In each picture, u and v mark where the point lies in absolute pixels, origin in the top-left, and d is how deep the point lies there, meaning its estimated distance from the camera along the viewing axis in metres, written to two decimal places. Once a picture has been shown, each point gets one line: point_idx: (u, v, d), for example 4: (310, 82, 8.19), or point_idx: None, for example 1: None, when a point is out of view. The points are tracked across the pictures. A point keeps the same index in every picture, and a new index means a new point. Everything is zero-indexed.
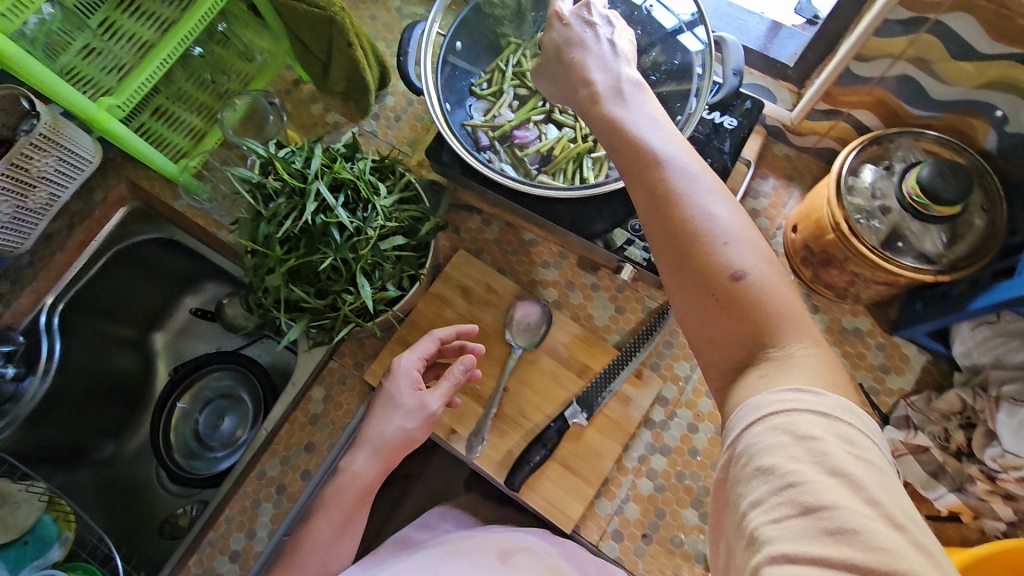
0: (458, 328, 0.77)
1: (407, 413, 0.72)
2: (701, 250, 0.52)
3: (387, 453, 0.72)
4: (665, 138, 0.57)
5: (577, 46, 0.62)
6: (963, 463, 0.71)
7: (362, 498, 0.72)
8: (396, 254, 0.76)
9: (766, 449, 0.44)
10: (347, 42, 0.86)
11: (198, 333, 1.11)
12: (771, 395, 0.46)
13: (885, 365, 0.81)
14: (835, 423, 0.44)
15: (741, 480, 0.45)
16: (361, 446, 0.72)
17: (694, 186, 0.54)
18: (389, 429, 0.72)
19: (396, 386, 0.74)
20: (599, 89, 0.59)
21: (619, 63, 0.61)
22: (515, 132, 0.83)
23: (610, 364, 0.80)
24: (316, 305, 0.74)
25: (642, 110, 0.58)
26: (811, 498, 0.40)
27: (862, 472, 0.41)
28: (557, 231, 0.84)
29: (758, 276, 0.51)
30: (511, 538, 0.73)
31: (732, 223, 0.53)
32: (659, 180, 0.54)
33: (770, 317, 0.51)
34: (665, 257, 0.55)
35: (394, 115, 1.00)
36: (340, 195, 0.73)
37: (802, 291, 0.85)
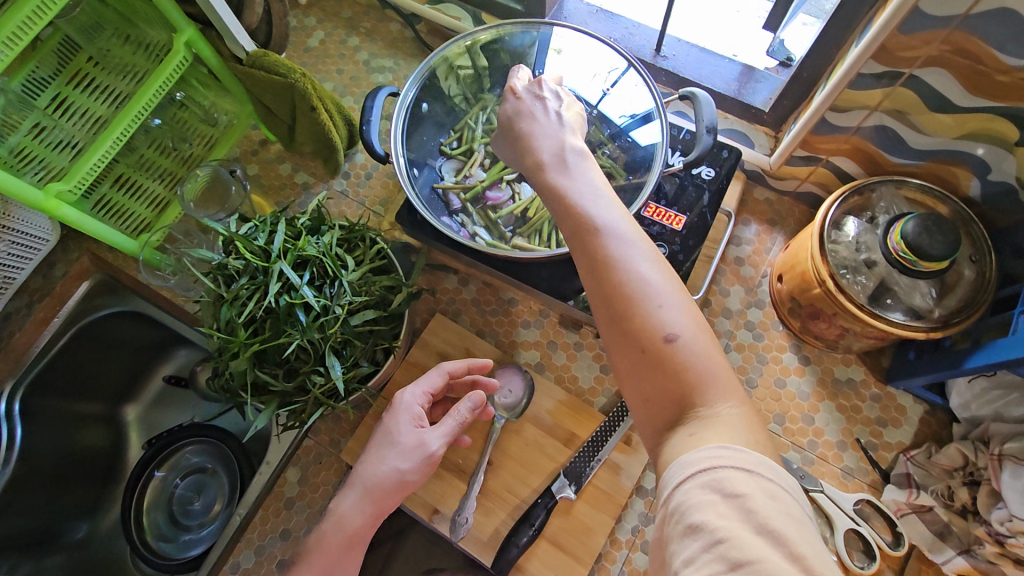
0: (469, 362, 0.72)
1: (404, 452, 0.64)
2: (633, 311, 0.48)
3: (379, 496, 0.63)
4: (605, 203, 0.53)
5: (526, 115, 0.60)
6: (969, 523, 0.68)
7: (349, 547, 0.61)
8: (368, 328, 0.73)
9: (694, 507, 0.39)
10: (311, 106, 0.84)
11: (171, 402, 1.05)
12: (698, 451, 0.42)
13: (882, 417, 0.78)
14: (760, 480, 0.40)
15: (672, 538, 0.40)
16: (352, 486, 0.64)
17: (630, 251, 0.50)
18: (382, 469, 0.63)
19: (396, 421, 0.66)
20: (543, 155, 0.56)
21: (563, 130, 0.58)
22: (487, 193, 0.80)
23: (597, 431, 0.76)
24: (284, 387, 0.70)
25: (583, 174, 0.55)
26: (740, 553, 0.36)
27: (789, 528, 0.37)
28: (535, 293, 0.81)
29: (692, 341, 0.47)
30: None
31: (666, 286, 0.49)
32: (595, 246, 0.50)
33: (700, 381, 0.46)
34: (601, 323, 0.50)
35: (364, 173, 0.97)
36: (305, 273, 0.70)
37: (792, 342, 0.82)
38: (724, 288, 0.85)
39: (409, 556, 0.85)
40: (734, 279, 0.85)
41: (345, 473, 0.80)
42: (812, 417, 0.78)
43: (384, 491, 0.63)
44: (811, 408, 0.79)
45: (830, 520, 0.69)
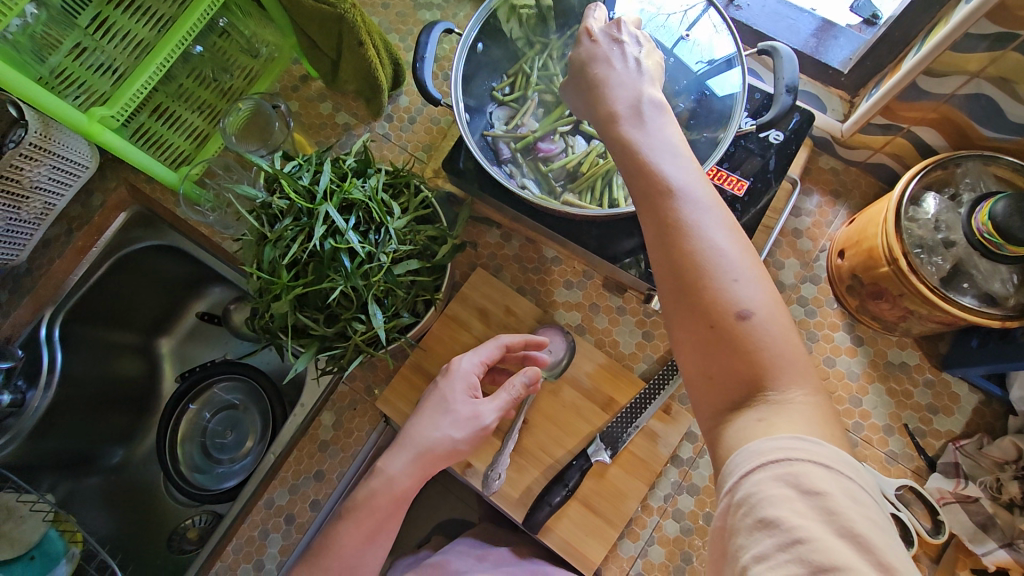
0: (526, 337, 0.72)
1: (458, 420, 0.65)
2: (704, 284, 0.45)
3: (429, 461, 0.64)
4: (681, 164, 0.50)
5: (601, 60, 0.55)
6: (1015, 517, 0.66)
7: (393, 506, 0.63)
8: (411, 278, 0.71)
9: (768, 501, 0.38)
10: (359, 41, 0.79)
11: (203, 338, 1.05)
12: (770, 441, 0.40)
13: (933, 405, 0.75)
14: (841, 478, 0.38)
15: (739, 531, 0.39)
16: (403, 447, 0.65)
17: (706, 219, 0.47)
18: (436, 435, 0.65)
19: (451, 387, 0.67)
20: (618, 106, 0.53)
21: (642, 79, 0.54)
22: (539, 144, 0.75)
23: (637, 397, 0.75)
24: (325, 333, 0.69)
25: (659, 130, 0.51)
26: (822, 557, 0.35)
27: (874, 532, 0.37)
28: (581, 253, 0.78)
29: (767, 320, 0.44)
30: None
31: (742, 260, 0.46)
32: (669, 210, 0.48)
33: (772, 363, 0.44)
34: (665, 293, 0.48)
35: (408, 117, 0.93)
36: (351, 217, 0.67)
37: (845, 321, 0.78)
38: (779, 260, 0.81)
39: (436, 506, 0.86)
40: (790, 251, 0.81)
41: (380, 421, 0.80)
42: (860, 399, 0.76)
43: (434, 456, 0.64)
44: (860, 389, 0.76)
45: None
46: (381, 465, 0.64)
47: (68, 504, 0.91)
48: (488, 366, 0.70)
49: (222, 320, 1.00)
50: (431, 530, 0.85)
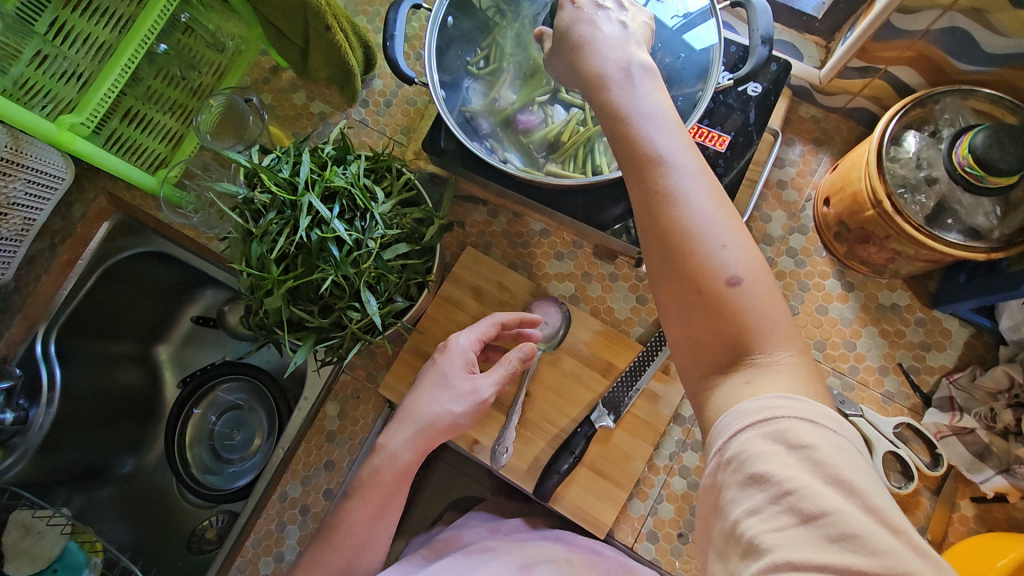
0: (521, 314, 0.72)
1: (457, 395, 0.66)
2: (691, 250, 0.46)
3: (430, 435, 0.65)
4: (667, 131, 0.50)
5: (586, 23, 0.54)
6: (1011, 444, 0.68)
7: (399, 482, 0.64)
8: (401, 262, 0.71)
9: (757, 457, 0.39)
10: (326, 26, 0.77)
11: (200, 341, 1.05)
12: (758, 401, 0.41)
13: (926, 342, 0.76)
14: (826, 430, 0.39)
15: (730, 487, 0.40)
16: (404, 423, 0.66)
17: (694, 186, 0.47)
18: (436, 410, 0.66)
19: (449, 362, 0.68)
20: (604, 72, 0.52)
21: (628, 43, 0.53)
22: (518, 116, 0.75)
23: (635, 360, 0.76)
24: (320, 324, 0.69)
25: (647, 96, 0.51)
26: (811, 505, 0.37)
27: (860, 478, 0.38)
28: (569, 223, 0.78)
29: (754, 286, 0.45)
30: (533, 550, 0.66)
31: (729, 225, 0.46)
32: (655, 178, 0.48)
33: (759, 329, 0.44)
34: (652, 260, 0.48)
35: (384, 100, 0.92)
36: (335, 206, 0.67)
37: (835, 268, 0.79)
38: (766, 214, 0.81)
39: (444, 484, 0.87)
40: (776, 203, 0.81)
41: (384, 407, 0.81)
42: (854, 343, 0.77)
43: (434, 432, 0.65)
44: (853, 333, 0.77)
45: (869, 444, 0.70)
46: (384, 445, 0.65)
47: (84, 516, 0.92)
48: (484, 342, 0.70)
49: (220, 323, 0.99)
50: (444, 507, 0.86)
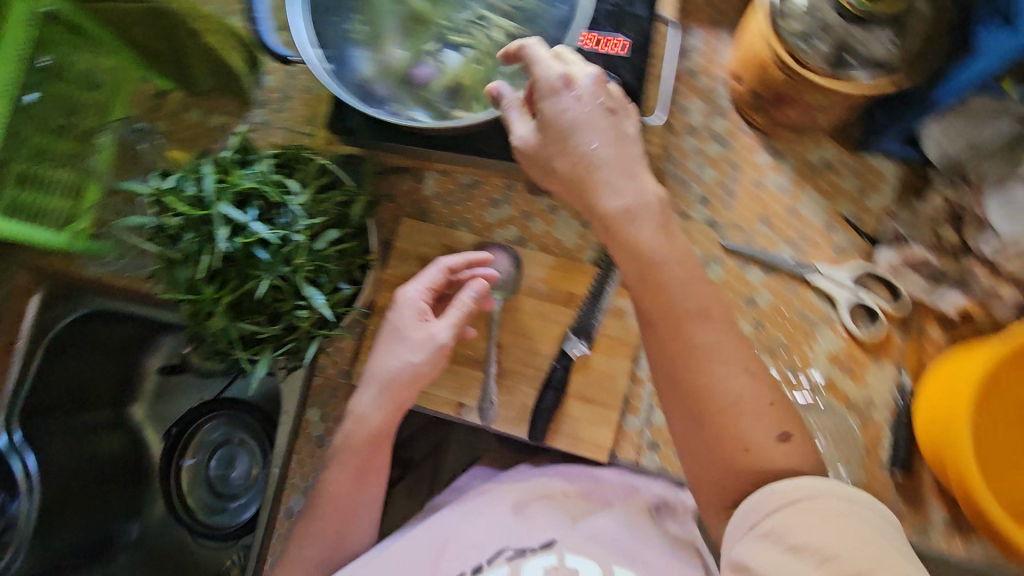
0: (468, 256, 0.70)
1: (414, 345, 0.66)
2: (716, 412, 0.52)
3: (395, 390, 0.66)
4: (691, 288, 0.55)
5: (585, 132, 0.58)
6: (961, 261, 0.70)
7: (375, 441, 0.66)
8: (335, 247, 0.69)
9: (796, 530, 0.47)
10: (193, 32, 0.74)
11: (175, 392, 1.05)
12: (793, 484, 0.50)
13: (861, 187, 0.76)
14: (850, 505, 0.48)
15: (771, 555, 0.47)
16: (368, 384, 0.66)
17: (727, 360, 0.53)
18: (395, 364, 0.66)
19: (402, 317, 0.68)
20: (614, 204, 0.57)
21: (635, 178, 0.58)
22: (411, 71, 0.73)
23: (594, 283, 0.76)
24: (272, 331, 0.67)
25: (663, 244, 0.56)
26: (851, 567, 0.44)
27: (886, 544, 0.45)
28: (494, 165, 0.77)
29: (787, 450, 0.52)
30: (519, 484, 0.70)
31: (752, 394, 0.52)
32: (685, 332, 0.53)
33: (776, 474, 0.51)
34: (670, 399, 0.55)
35: (280, 96, 0.89)
36: (250, 208, 0.65)
37: (761, 141, 0.79)
38: (683, 105, 0.80)
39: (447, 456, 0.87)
40: (691, 93, 0.80)
41: None
42: (795, 207, 0.77)
43: (397, 385, 0.66)
44: (792, 198, 0.77)
45: (832, 299, 0.73)
46: (355, 413, 0.66)
47: None
48: (435, 291, 0.70)
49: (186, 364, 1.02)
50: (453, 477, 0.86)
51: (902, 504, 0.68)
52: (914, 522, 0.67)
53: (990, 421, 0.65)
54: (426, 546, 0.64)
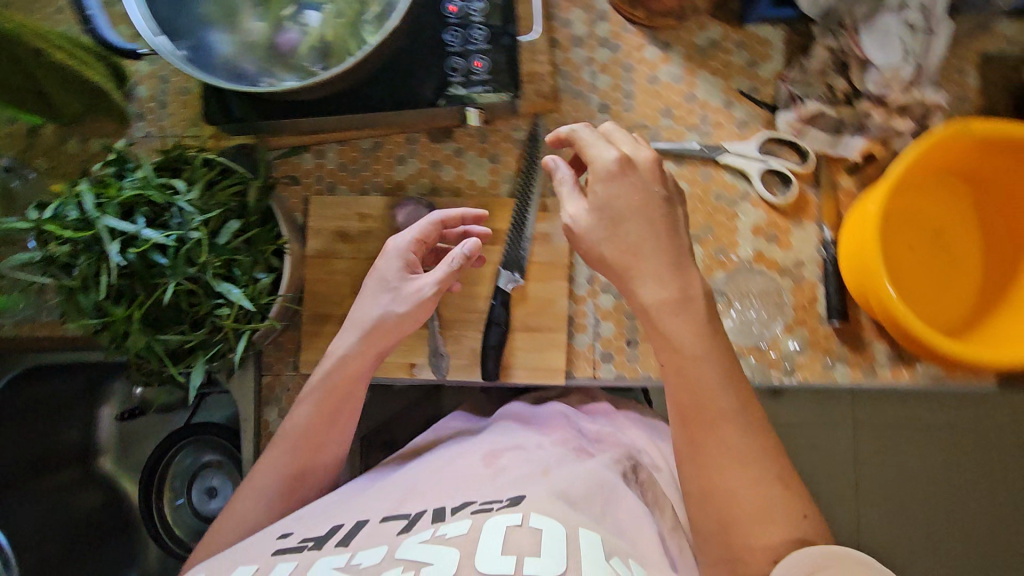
0: (462, 211, 0.70)
1: (400, 296, 0.65)
2: (747, 550, 0.52)
3: (376, 337, 0.65)
4: (761, 475, 0.54)
5: (646, 281, 0.57)
6: (855, 106, 0.71)
7: (354, 383, 0.65)
8: (242, 238, 0.67)
9: None
10: (40, 53, 0.69)
11: (140, 435, 1.01)
12: (805, 560, 0.49)
13: (752, 58, 0.76)
14: None
15: None
16: (350, 328, 0.66)
17: (774, 515, 0.52)
18: (375, 311, 0.65)
19: (387, 265, 0.67)
20: (681, 394, 0.56)
21: (724, 398, 0.55)
22: (275, 40, 0.69)
23: (515, 212, 0.75)
24: (197, 337, 0.65)
25: (739, 445, 0.54)
26: None
27: None
28: (389, 121, 0.75)
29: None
30: (498, 440, 0.68)
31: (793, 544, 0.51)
32: (727, 479, 0.54)
33: None
34: (684, 463, 0.56)
35: (157, 103, 0.83)
36: (138, 217, 0.62)
37: (647, 36, 0.78)
38: (564, 18, 0.78)
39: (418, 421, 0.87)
40: (569, 4, 0.78)
41: None
42: (693, 94, 0.77)
43: (382, 329, 0.65)
44: (688, 86, 0.77)
45: (745, 174, 0.74)
46: (334, 360, 0.65)
47: None
48: (425, 243, 0.69)
49: (146, 407, 0.97)
50: None
51: (845, 348, 0.72)
52: (859, 362, 0.72)
53: (911, 254, 0.70)
54: (388, 498, 0.58)
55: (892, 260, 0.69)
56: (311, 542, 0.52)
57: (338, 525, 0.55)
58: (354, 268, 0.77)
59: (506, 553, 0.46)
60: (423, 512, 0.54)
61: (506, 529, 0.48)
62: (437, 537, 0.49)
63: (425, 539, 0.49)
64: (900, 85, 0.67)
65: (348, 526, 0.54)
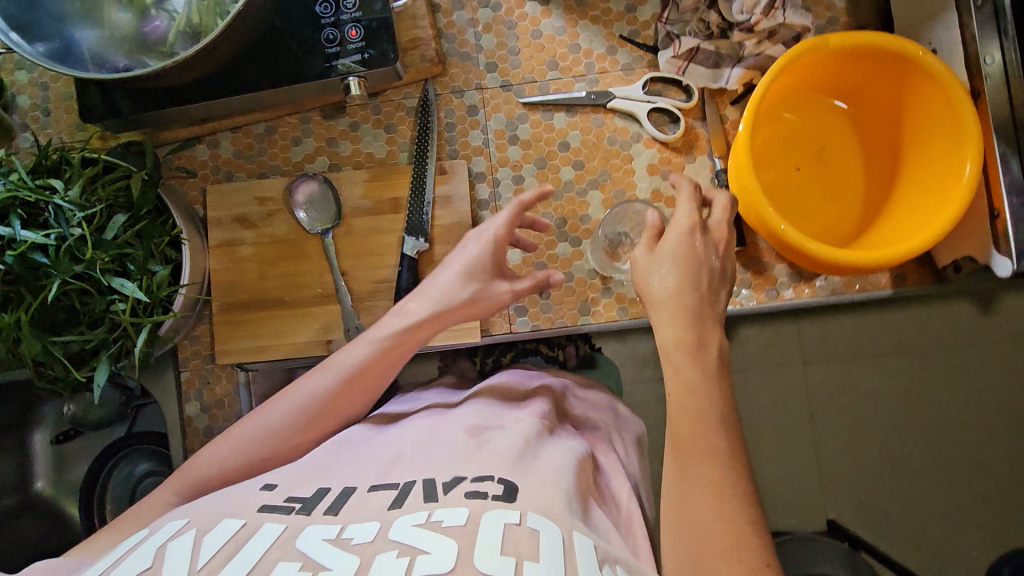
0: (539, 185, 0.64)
1: (486, 295, 0.63)
2: None
3: (449, 317, 0.62)
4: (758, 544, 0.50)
5: (689, 339, 0.57)
6: (730, 37, 0.73)
7: (405, 353, 0.61)
8: (131, 231, 0.65)
9: None
10: None
11: (75, 459, 0.91)
12: None
13: (631, 4, 0.77)
14: None
15: None
16: (425, 295, 0.62)
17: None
18: (459, 294, 0.61)
19: (483, 250, 0.63)
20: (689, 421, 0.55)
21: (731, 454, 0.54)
22: (142, 28, 0.66)
23: (413, 178, 0.74)
24: (96, 336, 0.64)
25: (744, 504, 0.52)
26: None
27: None
28: (282, 100, 0.74)
29: None
30: (477, 413, 0.59)
31: None
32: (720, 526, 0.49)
33: None
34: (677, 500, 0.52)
35: (40, 111, 0.80)
36: (13, 219, 0.60)
37: None
38: None
39: None
40: None
41: (237, 373, 0.77)
42: (576, 44, 0.78)
43: (451, 315, 0.62)
44: (572, 37, 0.77)
45: (634, 116, 0.76)
46: (399, 333, 0.60)
47: None
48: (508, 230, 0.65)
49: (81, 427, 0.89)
50: None
51: (748, 274, 0.74)
52: (762, 285, 0.74)
53: (801, 175, 0.73)
54: (370, 464, 0.53)
55: (773, 174, 0.72)
56: (300, 504, 0.48)
57: (325, 489, 0.50)
58: (260, 252, 0.75)
59: (505, 554, 0.41)
60: (414, 483, 0.49)
61: (506, 525, 0.43)
62: (432, 523, 0.44)
63: (419, 523, 0.44)
64: (762, 11, 0.70)
65: (335, 491, 0.49)
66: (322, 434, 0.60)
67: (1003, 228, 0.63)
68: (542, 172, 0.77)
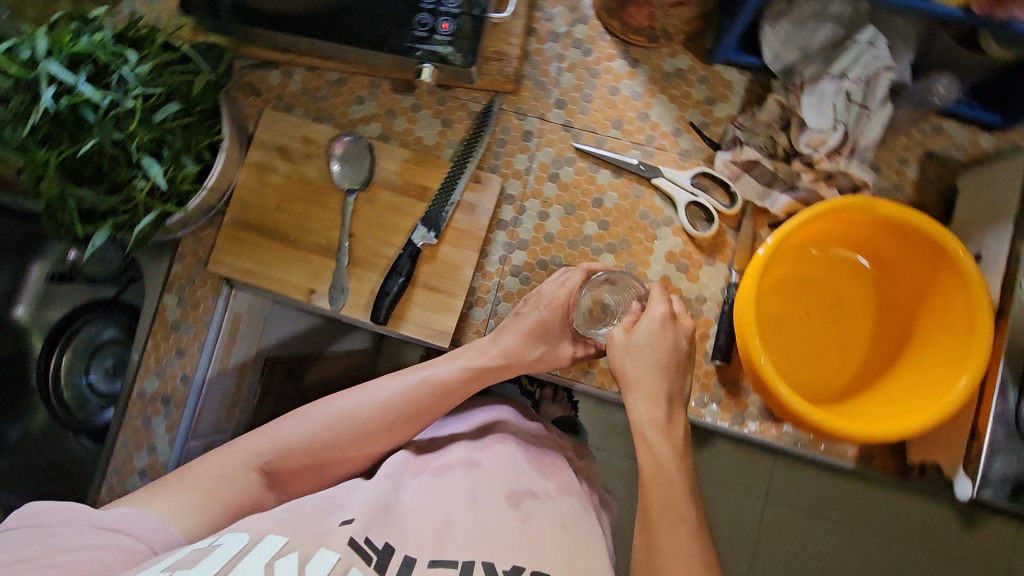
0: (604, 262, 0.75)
1: (553, 356, 0.72)
2: None
3: (515, 362, 0.69)
4: None
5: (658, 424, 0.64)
6: (790, 164, 0.73)
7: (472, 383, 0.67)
8: (179, 122, 0.68)
9: None
10: None
11: (58, 300, 0.94)
12: None
13: (711, 97, 0.78)
14: None
15: None
16: (503, 335, 0.70)
17: None
18: (531, 349, 0.70)
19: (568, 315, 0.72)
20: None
21: None
22: None
23: (447, 176, 0.76)
24: (108, 201, 0.67)
25: None
26: None
27: None
28: (360, 60, 0.77)
29: None
30: (508, 474, 0.61)
31: None
32: None
33: None
34: None
35: None
36: (81, 72, 0.64)
37: (619, 49, 0.80)
38: (547, 12, 0.81)
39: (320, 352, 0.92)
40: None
41: (222, 285, 0.80)
42: (646, 114, 0.79)
43: (521, 366, 0.70)
44: (644, 105, 0.79)
45: (673, 200, 0.76)
46: (480, 367, 0.68)
47: None
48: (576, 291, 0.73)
49: (76, 272, 0.93)
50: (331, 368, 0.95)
51: (722, 390, 0.74)
52: (730, 406, 0.74)
53: (811, 320, 0.72)
54: (422, 525, 0.54)
55: (786, 309, 0.72)
56: (374, 556, 0.50)
57: (393, 547, 0.51)
58: (286, 186, 0.78)
59: None
60: (472, 562, 0.51)
61: None
62: None
63: None
64: (827, 152, 0.69)
65: (400, 556, 0.51)
66: (378, 439, 0.64)
67: (976, 449, 0.62)
68: (568, 217, 0.78)
